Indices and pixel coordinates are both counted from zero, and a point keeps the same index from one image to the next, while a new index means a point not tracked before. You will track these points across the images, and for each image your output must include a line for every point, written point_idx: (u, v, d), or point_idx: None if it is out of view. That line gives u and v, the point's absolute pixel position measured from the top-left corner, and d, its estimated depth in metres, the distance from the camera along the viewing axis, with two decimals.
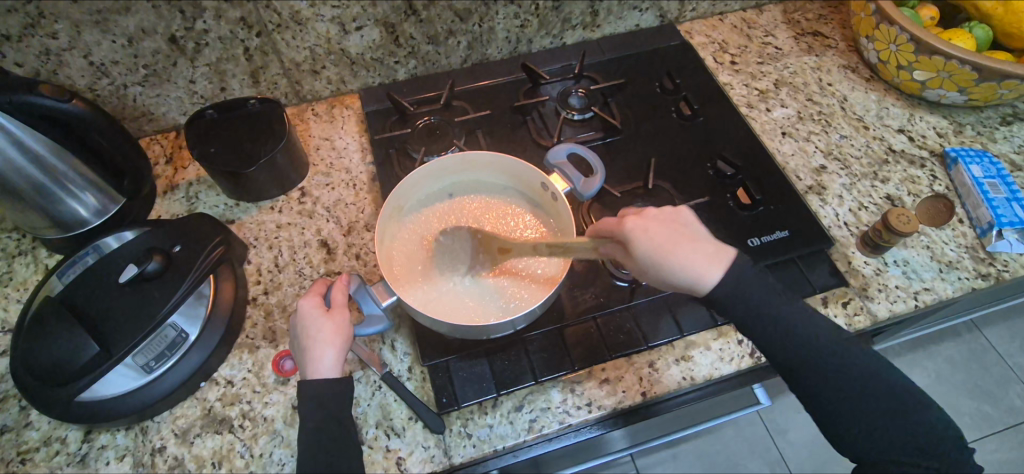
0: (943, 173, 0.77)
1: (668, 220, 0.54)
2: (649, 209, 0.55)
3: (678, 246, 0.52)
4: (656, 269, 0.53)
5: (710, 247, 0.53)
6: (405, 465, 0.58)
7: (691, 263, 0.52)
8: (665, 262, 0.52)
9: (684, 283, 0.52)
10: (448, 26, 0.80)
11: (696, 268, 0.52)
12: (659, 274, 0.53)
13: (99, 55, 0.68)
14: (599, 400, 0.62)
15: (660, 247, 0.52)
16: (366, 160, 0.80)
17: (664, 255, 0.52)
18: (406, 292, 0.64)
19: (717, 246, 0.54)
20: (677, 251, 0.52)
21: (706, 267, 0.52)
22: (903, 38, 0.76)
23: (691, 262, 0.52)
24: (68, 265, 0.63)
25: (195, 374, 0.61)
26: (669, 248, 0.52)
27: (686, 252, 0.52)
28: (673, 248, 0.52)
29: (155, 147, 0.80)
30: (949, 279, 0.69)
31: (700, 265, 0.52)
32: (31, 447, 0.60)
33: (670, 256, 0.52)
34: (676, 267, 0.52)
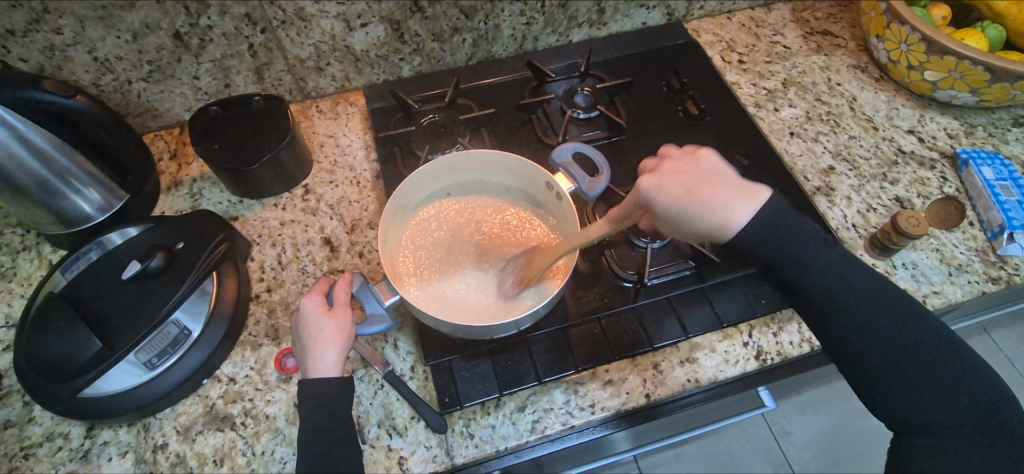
0: (954, 175, 0.76)
1: (686, 169, 0.55)
2: (665, 164, 0.57)
3: (702, 193, 0.54)
4: (694, 217, 0.54)
5: (735, 187, 0.55)
6: (407, 465, 0.58)
7: (720, 203, 0.54)
8: (693, 209, 0.54)
9: (717, 227, 0.54)
10: (453, 23, 0.80)
11: (728, 203, 0.53)
12: (692, 220, 0.54)
13: (104, 51, 0.68)
14: (603, 401, 0.61)
15: (682, 193, 0.54)
16: (370, 158, 0.79)
17: (687, 202, 0.54)
18: (409, 291, 0.63)
19: (747, 185, 0.55)
20: (710, 195, 0.54)
21: (731, 205, 0.54)
22: (914, 38, 0.75)
23: (719, 201, 0.54)
24: (72, 261, 0.63)
25: (197, 371, 0.61)
26: (693, 191, 0.54)
27: (711, 193, 0.54)
28: (699, 192, 0.54)
29: (160, 143, 0.80)
30: (959, 282, 0.68)
31: (727, 202, 0.54)
32: (34, 442, 0.60)
33: (693, 201, 0.53)
34: (707, 210, 0.53)
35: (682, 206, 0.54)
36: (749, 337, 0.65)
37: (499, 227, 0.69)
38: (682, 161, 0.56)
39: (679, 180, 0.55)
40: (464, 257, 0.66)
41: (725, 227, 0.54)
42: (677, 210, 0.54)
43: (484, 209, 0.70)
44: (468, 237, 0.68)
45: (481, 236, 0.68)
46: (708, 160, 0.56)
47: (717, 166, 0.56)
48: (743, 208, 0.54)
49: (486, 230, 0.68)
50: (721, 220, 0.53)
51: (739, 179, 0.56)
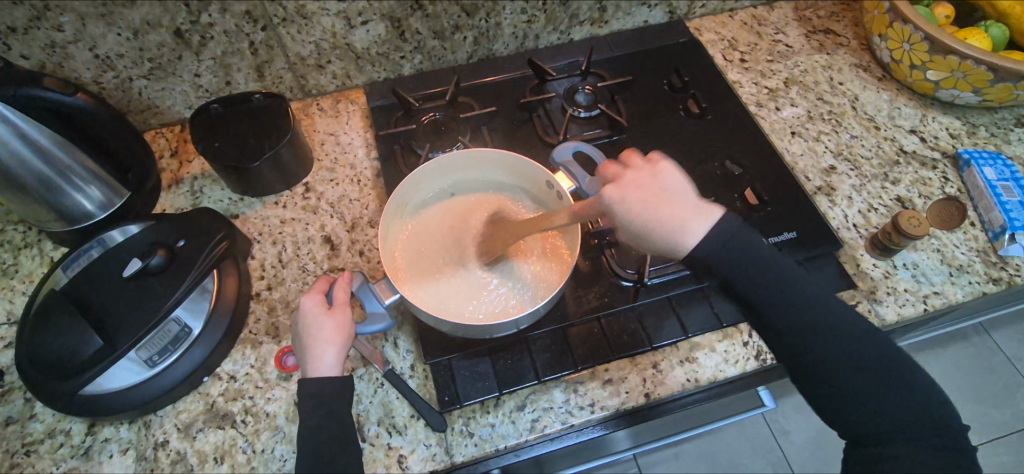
0: (955, 175, 0.76)
1: (645, 183, 0.55)
2: (625, 174, 0.56)
3: (656, 206, 0.53)
4: (642, 230, 0.54)
5: (690, 205, 0.54)
6: (407, 463, 0.58)
7: (673, 221, 0.53)
8: (647, 226, 0.54)
9: (668, 243, 0.54)
10: (454, 21, 0.79)
11: (678, 221, 0.53)
12: (644, 236, 0.54)
13: (105, 48, 0.68)
14: (602, 401, 0.61)
15: (635, 211, 0.54)
16: (371, 156, 0.79)
17: (645, 218, 0.54)
18: (409, 290, 0.63)
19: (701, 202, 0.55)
20: (664, 215, 0.53)
21: (687, 224, 0.53)
22: (917, 37, 0.74)
23: (667, 220, 0.53)
24: (73, 258, 0.63)
25: (198, 369, 0.61)
26: (649, 208, 0.54)
27: (665, 212, 0.54)
28: (654, 209, 0.54)
29: (160, 140, 0.80)
30: (960, 283, 0.68)
31: (682, 221, 0.53)
32: (35, 438, 0.60)
33: (647, 218, 0.54)
34: (657, 228, 0.54)
35: (636, 222, 0.54)
36: (748, 337, 0.65)
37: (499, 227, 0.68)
38: (642, 175, 0.56)
39: (638, 195, 0.54)
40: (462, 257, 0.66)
41: (679, 245, 0.54)
42: (635, 226, 0.54)
43: (484, 208, 0.69)
44: (467, 236, 0.68)
45: (480, 235, 0.68)
46: (664, 175, 0.55)
47: (676, 183, 0.55)
48: (697, 227, 0.53)
49: (485, 229, 0.68)
50: (674, 239, 0.53)
51: (695, 196, 0.55)
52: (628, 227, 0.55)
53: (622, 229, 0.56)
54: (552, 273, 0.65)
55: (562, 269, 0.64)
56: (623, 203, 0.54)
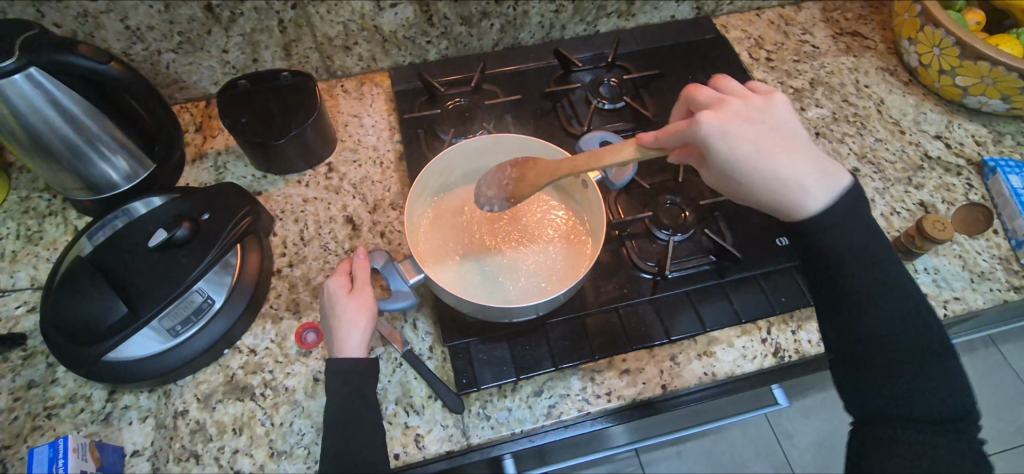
0: (980, 182, 0.75)
1: (760, 119, 0.55)
2: (756, 120, 0.55)
3: (773, 152, 0.54)
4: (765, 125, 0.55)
5: (780, 140, 0.55)
6: (423, 443, 0.58)
7: (778, 212, 0.56)
8: (764, 169, 0.54)
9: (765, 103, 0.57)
10: (483, 8, 0.80)
11: (793, 203, 0.54)
12: (767, 198, 0.55)
13: (136, 20, 0.69)
14: (619, 390, 0.61)
15: (766, 135, 0.54)
16: (393, 138, 0.79)
17: (762, 159, 0.54)
18: (508, 287, 0.63)
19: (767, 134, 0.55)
20: (761, 146, 0.54)
21: (778, 212, 0.56)
22: (948, 42, 0.74)
23: (790, 211, 0.55)
24: (98, 227, 0.64)
25: (219, 341, 0.62)
26: (765, 154, 0.54)
27: (788, 119, 0.56)
28: (772, 153, 0.54)
29: (185, 115, 0.81)
30: (981, 290, 0.68)
31: (812, 193, 0.54)
32: (57, 402, 0.61)
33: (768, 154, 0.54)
34: (770, 191, 0.55)
35: (754, 149, 0.54)
36: (767, 334, 0.65)
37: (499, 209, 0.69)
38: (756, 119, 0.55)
39: (748, 131, 0.54)
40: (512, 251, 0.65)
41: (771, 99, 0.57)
42: (734, 104, 0.55)
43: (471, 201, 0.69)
44: (477, 235, 0.66)
45: (486, 226, 0.67)
46: (830, 198, 0.54)
47: (789, 121, 0.56)
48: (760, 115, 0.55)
49: (494, 214, 0.68)
50: (790, 198, 0.54)
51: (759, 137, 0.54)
52: (722, 120, 0.54)
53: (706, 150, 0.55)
54: (550, 274, 0.64)
55: (561, 273, 0.64)
56: (766, 113, 0.56)
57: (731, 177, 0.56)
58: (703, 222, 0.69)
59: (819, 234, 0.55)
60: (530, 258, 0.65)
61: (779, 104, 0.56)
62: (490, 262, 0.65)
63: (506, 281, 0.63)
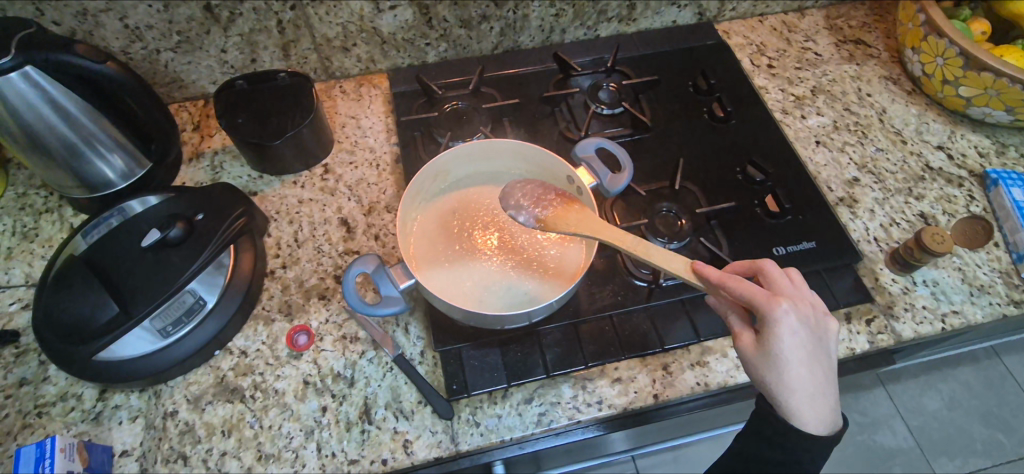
0: (981, 194, 0.74)
1: (804, 319, 0.50)
2: (803, 311, 0.50)
3: (796, 359, 0.49)
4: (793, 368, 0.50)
5: (813, 329, 0.50)
6: (412, 448, 0.58)
7: (771, 403, 0.52)
8: (785, 357, 0.49)
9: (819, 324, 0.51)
10: (482, 11, 0.79)
11: (785, 405, 0.50)
12: (774, 395, 0.50)
13: (134, 19, 0.69)
14: (610, 399, 0.61)
15: (812, 358, 0.50)
16: (390, 141, 0.79)
17: (784, 359, 0.49)
18: (492, 291, 0.62)
19: (806, 324, 0.50)
20: (800, 362, 0.49)
21: (768, 398, 0.52)
22: (951, 52, 0.73)
23: (780, 410, 0.50)
24: (93, 226, 0.65)
25: (211, 342, 0.62)
26: (794, 349, 0.49)
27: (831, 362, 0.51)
28: (805, 351, 0.49)
29: (183, 114, 0.81)
30: (980, 304, 0.67)
31: (809, 415, 0.50)
32: (47, 401, 0.61)
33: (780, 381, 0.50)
34: (778, 387, 0.50)
35: (795, 358, 0.49)
36: None
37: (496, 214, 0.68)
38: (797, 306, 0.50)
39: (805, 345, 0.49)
40: (499, 254, 0.65)
41: (827, 325, 0.51)
42: (809, 310, 0.50)
43: (466, 203, 0.69)
44: (466, 236, 0.66)
45: (481, 231, 0.67)
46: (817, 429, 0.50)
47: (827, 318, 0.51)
48: (808, 316, 0.50)
49: (489, 219, 0.68)
50: (790, 401, 0.50)
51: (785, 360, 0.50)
52: (795, 317, 0.49)
53: (763, 327, 0.50)
54: (545, 280, 0.63)
55: (556, 278, 0.63)
56: (821, 338, 0.50)
57: (758, 358, 0.51)
58: (699, 231, 0.69)
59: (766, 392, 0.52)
60: (525, 263, 0.64)
61: (831, 331, 0.51)
62: (484, 267, 0.64)
63: (499, 287, 0.63)
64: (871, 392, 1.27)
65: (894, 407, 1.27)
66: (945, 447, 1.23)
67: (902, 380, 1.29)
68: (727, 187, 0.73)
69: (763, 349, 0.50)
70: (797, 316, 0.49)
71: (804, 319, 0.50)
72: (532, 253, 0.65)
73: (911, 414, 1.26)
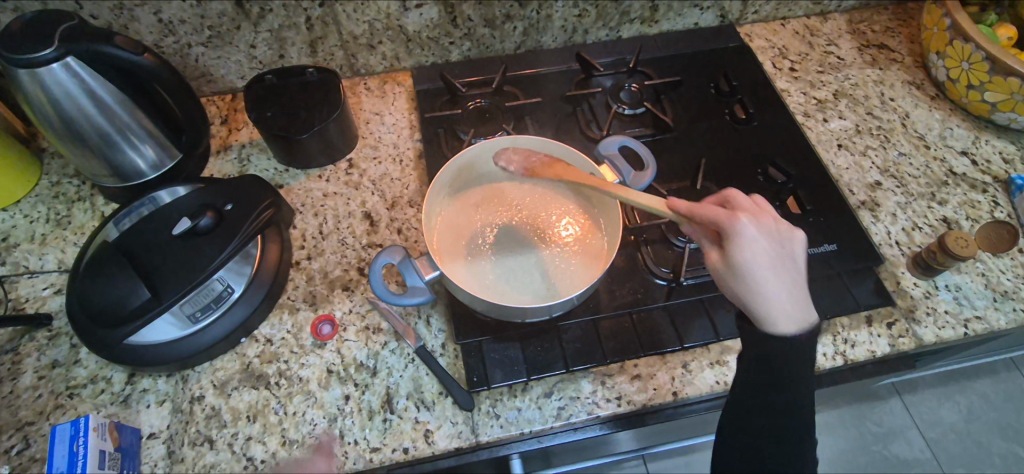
0: (1006, 200, 0.74)
1: (767, 229, 0.51)
2: (763, 220, 0.52)
3: (766, 268, 0.50)
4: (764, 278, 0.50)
5: (775, 238, 0.51)
6: (433, 438, 0.59)
7: (751, 318, 0.52)
8: (753, 266, 0.50)
9: (785, 234, 0.52)
10: (506, 10, 0.80)
11: (761, 314, 0.51)
12: (749, 306, 0.51)
13: (168, 13, 0.71)
14: (629, 395, 0.61)
15: (778, 264, 0.51)
16: (414, 137, 0.80)
17: (752, 267, 0.50)
18: (518, 280, 0.63)
19: (768, 235, 0.51)
20: (766, 271, 0.50)
21: (748, 313, 0.53)
22: (977, 56, 0.73)
23: (761, 321, 0.51)
24: (125, 214, 0.66)
25: (237, 329, 0.63)
26: (760, 259, 0.50)
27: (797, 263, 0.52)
28: (771, 261, 0.50)
29: (212, 108, 0.82)
30: (1003, 310, 0.66)
31: (785, 320, 0.51)
32: (79, 383, 0.62)
33: (753, 289, 0.51)
34: (752, 299, 0.51)
35: (759, 269, 0.50)
36: None
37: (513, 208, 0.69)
38: (758, 218, 0.52)
39: (767, 252, 0.51)
40: (524, 244, 0.66)
41: (792, 235, 0.53)
42: (768, 220, 0.52)
43: (487, 197, 0.70)
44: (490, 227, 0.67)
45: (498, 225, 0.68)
46: (795, 333, 0.51)
47: (790, 228, 0.53)
48: (771, 226, 0.52)
49: (507, 213, 0.69)
50: (765, 312, 0.51)
51: (754, 268, 0.50)
52: (754, 228, 0.50)
53: (727, 243, 0.51)
54: (564, 277, 0.64)
55: (575, 275, 0.64)
56: (783, 246, 0.51)
57: (730, 274, 0.52)
58: None
59: (743, 309, 0.53)
60: (544, 258, 0.65)
61: (797, 240, 0.53)
62: (502, 261, 0.65)
63: (516, 282, 0.63)
64: (887, 402, 1.26)
65: (910, 417, 1.25)
66: (962, 459, 1.22)
67: (919, 391, 1.27)
68: (748, 189, 0.74)
69: (730, 264, 0.51)
70: (756, 224, 0.51)
71: (766, 226, 0.52)
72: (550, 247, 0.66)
73: (927, 425, 1.25)
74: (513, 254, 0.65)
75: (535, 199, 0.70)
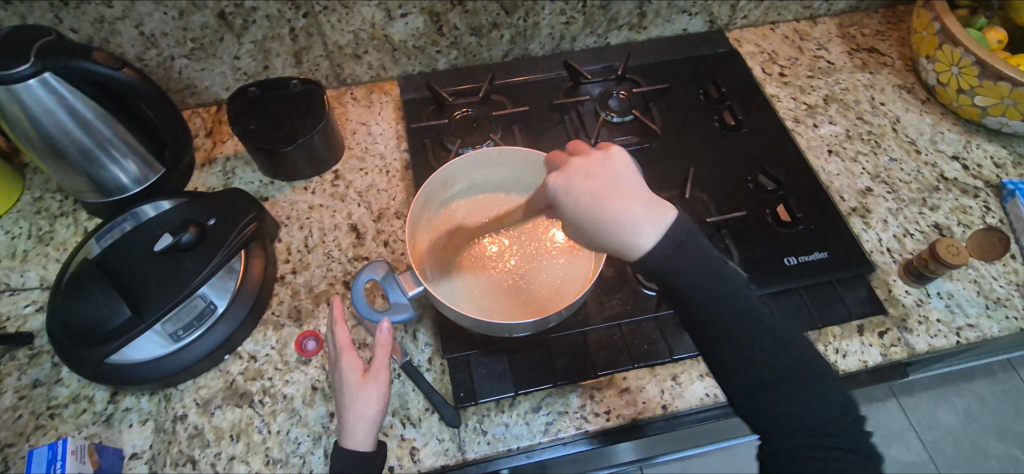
0: (998, 206, 0.73)
1: (595, 170, 0.51)
2: (575, 161, 0.52)
3: (603, 204, 0.49)
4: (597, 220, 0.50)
5: (607, 170, 0.51)
6: (419, 456, 0.58)
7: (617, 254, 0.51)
8: (588, 213, 0.50)
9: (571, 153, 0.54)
10: (493, 18, 0.79)
11: (623, 243, 0.49)
12: (604, 249, 0.51)
13: (150, 26, 0.70)
14: (618, 409, 0.61)
15: (597, 193, 0.50)
16: (401, 147, 0.80)
17: (584, 212, 0.50)
18: (508, 291, 0.63)
19: (581, 171, 0.51)
20: (592, 205, 0.50)
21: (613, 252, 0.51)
22: (967, 61, 0.72)
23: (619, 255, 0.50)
24: (107, 230, 0.65)
25: (220, 346, 0.62)
26: (590, 202, 0.50)
27: (631, 180, 0.51)
28: (596, 198, 0.50)
29: (197, 120, 0.82)
30: (996, 317, 0.66)
31: (624, 243, 0.49)
32: (60, 402, 0.61)
33: (599, 228, 0.50)
34: (605, 237, 0.50)
35: (586, 207, 0.50)
36: None
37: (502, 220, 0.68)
38: (588, 157, 0.52)
39: (588, 186, 0.51)
40: (513, 254, 0.65)
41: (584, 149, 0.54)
42: (580, 160, 0.52)
43: (473, 209, 0.69)
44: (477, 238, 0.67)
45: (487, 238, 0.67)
46: (657, 242, 0.49)
47: (617, 155, 0.52)
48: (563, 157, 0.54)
49: (495, 226, 0.68)
50: (624, 241, 0.49)
51: (592, 209, 0.50)
52: (567, 178, 0.51)
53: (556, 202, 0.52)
54: (555, 291, 0.63)
55: (565, 289, 0.63)
56: (613, 168, 0.51)
57: (575, 230, 0.52)
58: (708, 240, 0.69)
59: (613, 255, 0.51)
60: (534, 272, 0.64)
61: (614, 156, 0.52)
62: (492, 274, 0.64)
63: (506, 296, 0.63)
64: (883, 405, 1.25)
65: (907, 420, 1.25)
66: (961, 463, 1.21)
67: (915, 393, 1.27)
68: (738, 196, 0.73)
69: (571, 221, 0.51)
70: (568, 165, 0.52)
71: (578, 163, 0.52)
72: (541, 260, 0.65)
73: (924, 429, 1.24)
74: (503, 267, 0.65)
75: (524, 211, 0.69)
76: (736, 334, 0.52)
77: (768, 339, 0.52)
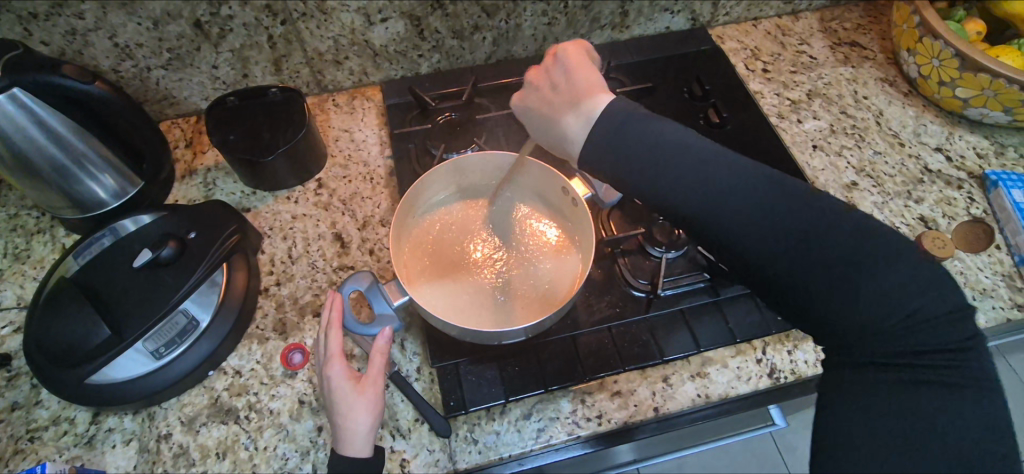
0: (982, 196, 0.74)
1: (542, 77, 0.55)
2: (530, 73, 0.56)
3: (541, 107, 0.54)
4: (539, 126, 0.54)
5: (549, 74, 0.54)
6: (409, 468, 0.57)
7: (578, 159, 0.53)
8: (536, 123, 0.55)
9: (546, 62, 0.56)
10: (474, 21, 0.79)
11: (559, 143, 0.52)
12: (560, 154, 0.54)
13: (124, 37, 0.68)
14: (610, 413, 0.60)
15: (542, 98, 0.54)
16: (384, 154, 0.79)
17: (535, 122, 0.55)
18: (494, 299, 0.62)
19: (536, 77, 0.55)
20: (537, 110, 0.54)
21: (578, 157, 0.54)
22: (947, 53, 0.73)
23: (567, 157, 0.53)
24: (85, 247, 0.63)
25: (204, 362, 0.61)
26: (538, 108, 0.54)
27: (585, 78, 0.51)
28: (542, 103, 0.54)
29: (176, 131, 0.80)
30: (983, 308, 0.66)
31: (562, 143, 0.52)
32: (40, 425, 0.60)
33: (541, 132, 0.55)
34: (548, 140, 0.54)
35: (542, 120, 0.54)
36: (762, 354, 0.64)
37: (490, 227, 0.68)
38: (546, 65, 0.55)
39: (536, 96, 0.55)
40: (502, 262, 0.65)
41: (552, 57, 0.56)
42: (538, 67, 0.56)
43: (460, 218, 0.68)
44: (466, 243, 0.66)
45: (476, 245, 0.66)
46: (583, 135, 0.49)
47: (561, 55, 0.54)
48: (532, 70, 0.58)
49: (484, 233, 0.67)
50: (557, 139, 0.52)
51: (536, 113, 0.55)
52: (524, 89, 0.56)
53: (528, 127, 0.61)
54: (546, 296, 0.62)
55: (556, 294, 0.62)
56: (560, 68, 0.53)
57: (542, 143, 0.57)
58: None
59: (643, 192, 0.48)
60: (524, 277, 0.64)
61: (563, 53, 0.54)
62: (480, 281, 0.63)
63: (495, 303, 0.62)
64: None
65: None
66: None
67: None
68: None
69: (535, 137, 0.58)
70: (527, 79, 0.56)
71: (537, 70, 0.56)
72: (531, 266, 0.65)
73: None
74: (492, 274, 0.64)
75: (514, 216, 0.68)
76: (801, 281, 0.43)
77: (843, 275, 0.42)
